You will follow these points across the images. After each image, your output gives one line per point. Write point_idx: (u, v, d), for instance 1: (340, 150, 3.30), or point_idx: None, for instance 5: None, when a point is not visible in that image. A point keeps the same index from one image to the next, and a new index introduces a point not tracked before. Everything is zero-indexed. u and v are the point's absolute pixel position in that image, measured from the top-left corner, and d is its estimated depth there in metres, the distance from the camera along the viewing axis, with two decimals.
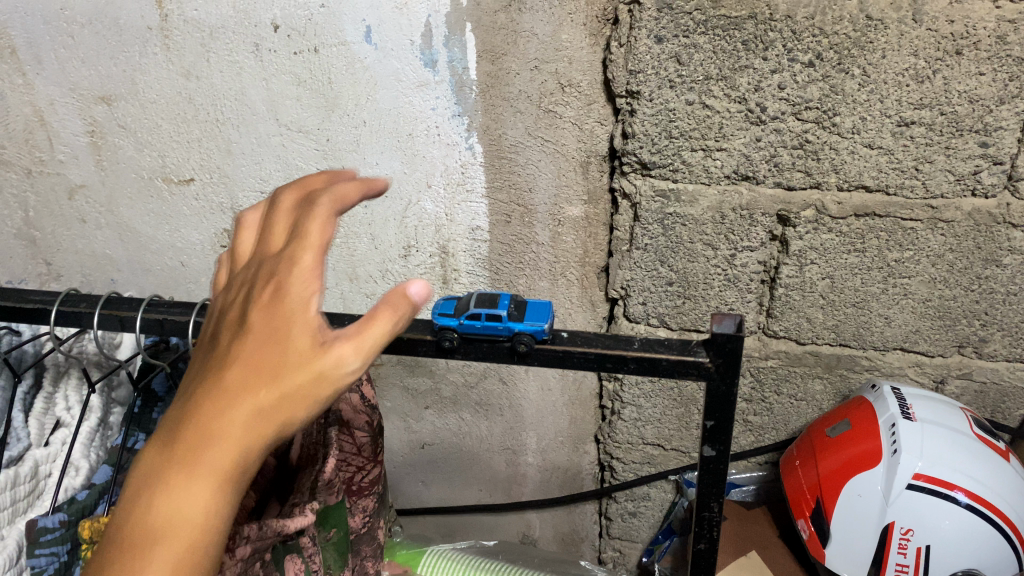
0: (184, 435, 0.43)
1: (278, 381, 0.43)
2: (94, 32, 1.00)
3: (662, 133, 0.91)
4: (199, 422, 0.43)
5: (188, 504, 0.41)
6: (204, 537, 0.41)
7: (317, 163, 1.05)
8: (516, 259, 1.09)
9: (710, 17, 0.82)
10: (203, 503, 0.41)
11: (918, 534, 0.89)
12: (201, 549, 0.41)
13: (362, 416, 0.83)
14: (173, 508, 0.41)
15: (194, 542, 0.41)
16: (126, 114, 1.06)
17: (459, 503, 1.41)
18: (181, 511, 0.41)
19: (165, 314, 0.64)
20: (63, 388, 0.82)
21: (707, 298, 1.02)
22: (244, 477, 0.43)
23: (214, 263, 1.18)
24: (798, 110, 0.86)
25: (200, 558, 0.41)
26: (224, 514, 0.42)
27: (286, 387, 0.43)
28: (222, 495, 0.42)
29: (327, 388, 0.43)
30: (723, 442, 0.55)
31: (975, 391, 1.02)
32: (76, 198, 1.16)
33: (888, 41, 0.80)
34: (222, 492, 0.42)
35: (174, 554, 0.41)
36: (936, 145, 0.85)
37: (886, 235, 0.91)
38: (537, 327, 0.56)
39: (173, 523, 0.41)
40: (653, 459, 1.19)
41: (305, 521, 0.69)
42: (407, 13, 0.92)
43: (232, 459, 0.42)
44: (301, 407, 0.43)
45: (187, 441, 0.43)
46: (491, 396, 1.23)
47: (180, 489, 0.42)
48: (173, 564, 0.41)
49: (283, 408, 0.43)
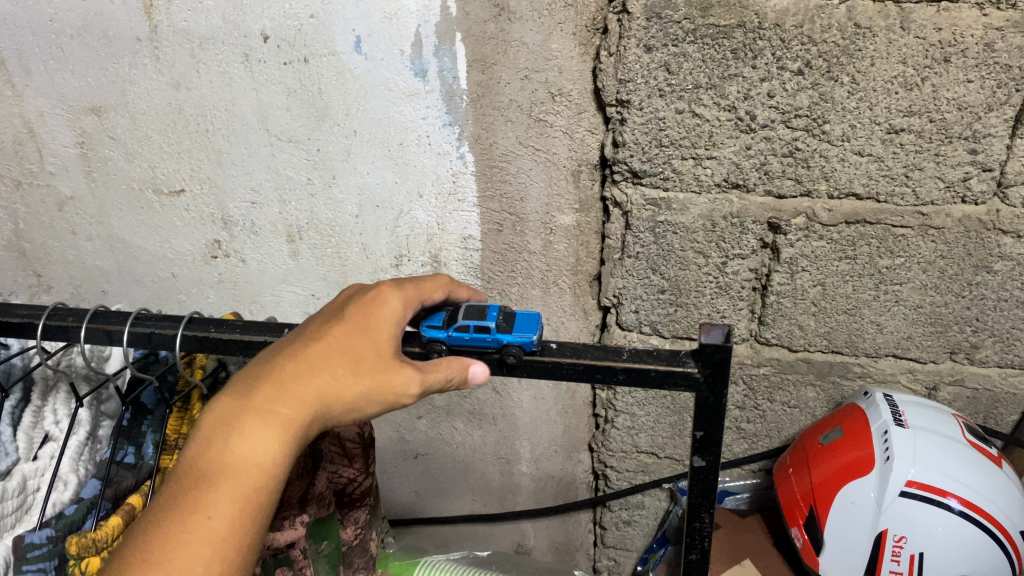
0: (263, 395, 0.54)
1: (352, 374, 0.55)
2: (83, 43, 0.99)
3: (653, 142, 0.91)
4: (280, 387, 0.54)
5: (262, 450, 0.52)
6: (269, 479, 0.52)
7: (309, 173, 1.05)
8: (508, 268, 1.08)
9: (699, 25, 0.82)
10: (277, 450, 0.53)
11: (911, 541, 0.89)
12: (264, 487, 0.52)
13: (352, 428, 0.79)
14: (248, 451, 0.52)
15: (261, 480, 0.52)
16: (116, 125, 1.06)
17: (453, 513, 1.41)
18: (255, 455, 0.52)
19: (152, 328, 0.63)
20: (51, 402, 0.81)
21: (699, 305, 1.02)
22: (308, 438, 0.54)
23: (205, 274, 1.17)
24: (788, 118, 0.86)
25: (264, 494, 0.52)
26: (287, 465, 0.53)
27: (357, 381, 0.55)
28: (289, 447, 0.53)
29: (390, 392, 0.55)
30: (713, 452, 0.55)
31: (968, 398, 1.02)
32: (66, 209, 1.15)
33: (876, 49, 0.80)
34: (290, 446, 0.53)
35: (246, 488, 0.51)
36: (925, 152, 0.85)
37: (877, 242, 0.92)
38: (525, 340, 0.56)
39: (248, 465, 0.52)
40: (647, 468, 1.19)
41: (293, 535, 0.73)
42: (397, 24, 0.92)
43: (305, 420, 0.54)
44: (366, 400, 0.55)
45: (268, 399, 0.54)
46: (484, 405, 1.23)
47: (257, 437, 0.52)
48: (246, 496, 0.51)
49: (353, 395, 0.55)
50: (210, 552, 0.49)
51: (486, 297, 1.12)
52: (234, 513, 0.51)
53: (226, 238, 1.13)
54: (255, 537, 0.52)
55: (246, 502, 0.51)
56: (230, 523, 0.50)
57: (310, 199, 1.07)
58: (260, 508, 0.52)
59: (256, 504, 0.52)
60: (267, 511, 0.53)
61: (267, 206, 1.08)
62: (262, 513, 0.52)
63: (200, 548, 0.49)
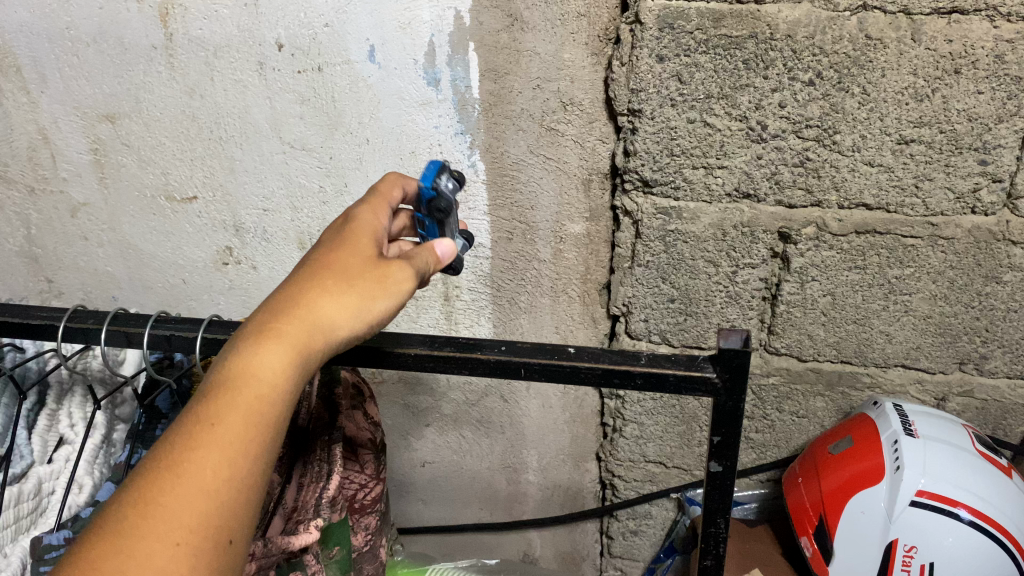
0: (266, 314, 0.52)
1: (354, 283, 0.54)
2: (99, 51, 1.00)
3: (664, 151, 0.92)
4: (283, 304, 0.52)
5: (273, 362, 0.49)
6: (280, 396, 0.49)
7: (321, 181, 1.05)
8: (518, 276, 1.09)
9: (711, 36, 0.83)
10: (288, 363, 0.50)
11: (921, 551, 0.89)
12: (275, 404, 0.49)
13: (365, 433, 0.85)
14: (257, 364, 0.49)
15: (272, 395, 0.49)
16: (130, 132, 1.07)
17: (459, 521, 1.40)
18: (261, 367, 0.49)
19: (171, 330, 0.64)
20: (67, 405, 0.89)
21: (709, 315, 1.02)
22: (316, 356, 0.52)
23: (216, 281, 1.18)
24: (799, 129, 0.86)
25: (275, 410, 0.49)
26: (296, 383, 0.51)
27: (359, 286, 0.54)
28: (299, 364, 0.51)
29: (391, 289, 0.55)
30: (729, 457, 0.56)
31: (977, 408, 1.02)
32: (79, 216, 1.16)
33: (887, 61, 0.81)
34: (299, 361, 0.50)
35: (257, 400, 0.48)
36: (935, 163, 0.86)
37: (887, 252, 0.92)
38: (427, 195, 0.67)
39: (258, 378, 0.49)
40: (655, 477, 1.19)
41: (310, 537, 0.70)
42: (410, 33, 0.93)
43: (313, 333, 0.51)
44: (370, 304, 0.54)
45: (271, 317, 0.51)
46: (492, 413, 1.23)
47: (265, 348, 0.50)
48: (258, 407, 0.48)
49: (358, 299, 0.53)
50: (221, 460, 0.46)
51: (495, 305, 1.12)
52: (245, 425, 0.47)
53: (237, 245, 1.13)
54: (267, 456, 0.48)
55: (258, 415, 0.48)
56: (241, 434, 0.47)
57: (321, 206, 1.07)
58: (271, 426, 0.49)
59: (267, 420, 0.48)
60: (279, 433, 0.50)
61: (279, 213, 1.09)
62: (274, 431, 0.49)
63: (212, 456, 0.45)
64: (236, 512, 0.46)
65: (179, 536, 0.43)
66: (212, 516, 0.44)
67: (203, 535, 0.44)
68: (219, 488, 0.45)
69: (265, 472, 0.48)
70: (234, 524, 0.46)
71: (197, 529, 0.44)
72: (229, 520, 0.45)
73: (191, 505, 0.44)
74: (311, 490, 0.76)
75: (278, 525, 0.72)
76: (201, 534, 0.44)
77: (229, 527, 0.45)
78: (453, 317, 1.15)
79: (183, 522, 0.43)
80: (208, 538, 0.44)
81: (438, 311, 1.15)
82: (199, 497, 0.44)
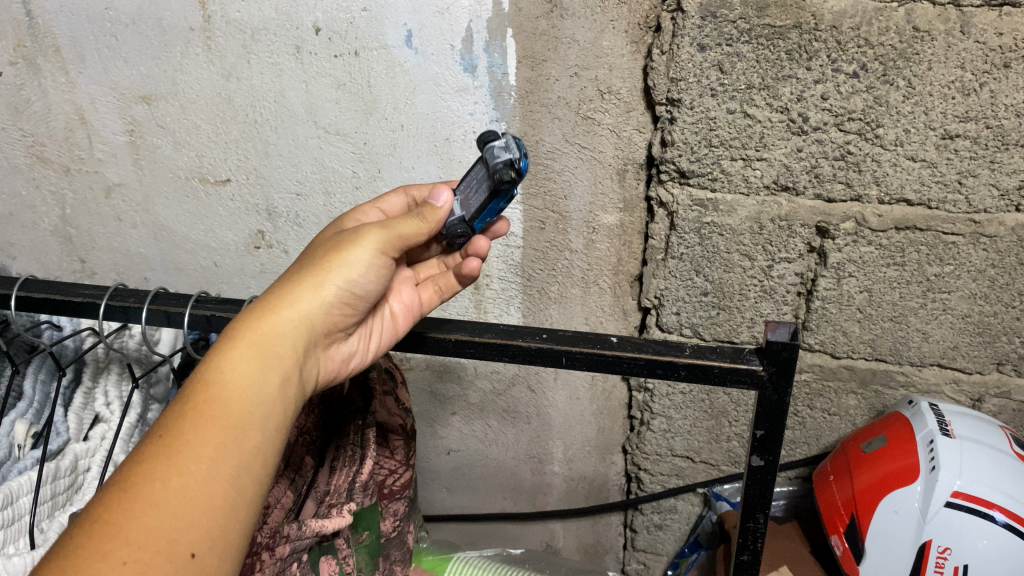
0: (238, 324, 0.55)
1: (309, 270, 0.59)
2: (138, 31, 1.01)
3: (702, 142, 0.90)
4: (254, 315, 0.56)
5: (225, 364, 0.53)
6: (236, 397, 0.51)
7: (354, 166, 1.05)
8: (549, 266, 1.08)
9: (754, 25, 0.82)
10: (239, 362, 0.53)
11: (955, 553, 0.87)
12: (234, 403, 0.51)
13: (396, 419, 0.84)
14: (211, 369, 0.52)
15: (228, 396, 0.51)
16: (165, 114, 1.07)
17: (482, 511, 1.41)
18: (231, 382, 0.52)
19: (211, 311, 0.66)
20: (103, 382, 0.93)
21: (742, 309, 1.01)
22: (276, 347, 0.55)
23: (247, 264, 1.18)
24: (841, 121, 0.85)
25: (235, 409, 0.51)
26: (257, 379, 0.53)
27: (315, 269, 0.58)
28: (252, 360, 0.53)
29: (347, 258, 0.59)
30: (771, 452, 0.56)
31: (1013, 410, 1.00)
32: (113, 196, 1.17)
33: (934, 53, 0.79)
34: (255, 359, 0.53)
35: (208, 403, 0.51)
36: (980, 159, 0.84)
37: (927, 249, 0.90)
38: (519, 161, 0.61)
39: (209, 383, 0.51)
40: (682, 471, 1.18)
41: (341, 521, 0.69)
42: (449, 18, 0.92)
43: (264, 325, 0.55)
44: (327, 277, 0.58)
45: (239, 328, 0.55)
46: (520, 403, 1.22)
47: (220, 358, 0.53)
48: (211, 408, 0.50)
49: (312, 283, 0.58)
50: (171, 469, 0.47)
51: (525, 294, 1.12)
52: (200, 430, 0.49)
53: (270, 229, 1.14)
54: (233, 460, 0.49)
55: (211, 418, 0.50)
56: (194, 439, 0.49)
57: (355, 191, 1.07)
58: (233, 426, 0.50)
59: (234, 423, 0.50)
60: (249, 435, 0.51)
61: (312, 197, 1.09)
62: (237, 434, 0.50)
63: (161, 465, 0.47)
64: (196, 522, 0.47)
65: (122, 552, 0.44)
66: (164, 528, 0.46)
67: (155, 550, 0.45)
68: (170, 499, 0.46)
69: (236, 476, 0.49)
70: (195, 537, 0.46)
71: (142, 545, 0.45)
72: (188, 532, 0.46)
73: (139, 518, 0.45)
74: (345, 474, 0.75)
75: (311, 507, 0.75)
76: (152, 548, 0.45)
77: (188, 540, 0.46)
78: (482, 306, 1.15)
79: (129, 538, 0.45)
80: (162, 554, 0.45)
81: (467, 299, 1.15)
82: (147, 509, 0.46)
